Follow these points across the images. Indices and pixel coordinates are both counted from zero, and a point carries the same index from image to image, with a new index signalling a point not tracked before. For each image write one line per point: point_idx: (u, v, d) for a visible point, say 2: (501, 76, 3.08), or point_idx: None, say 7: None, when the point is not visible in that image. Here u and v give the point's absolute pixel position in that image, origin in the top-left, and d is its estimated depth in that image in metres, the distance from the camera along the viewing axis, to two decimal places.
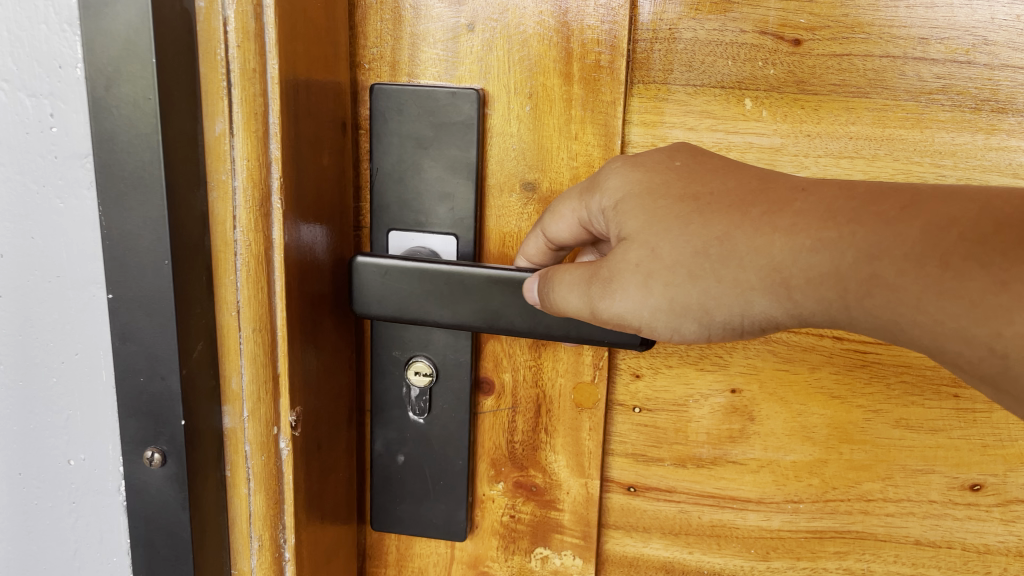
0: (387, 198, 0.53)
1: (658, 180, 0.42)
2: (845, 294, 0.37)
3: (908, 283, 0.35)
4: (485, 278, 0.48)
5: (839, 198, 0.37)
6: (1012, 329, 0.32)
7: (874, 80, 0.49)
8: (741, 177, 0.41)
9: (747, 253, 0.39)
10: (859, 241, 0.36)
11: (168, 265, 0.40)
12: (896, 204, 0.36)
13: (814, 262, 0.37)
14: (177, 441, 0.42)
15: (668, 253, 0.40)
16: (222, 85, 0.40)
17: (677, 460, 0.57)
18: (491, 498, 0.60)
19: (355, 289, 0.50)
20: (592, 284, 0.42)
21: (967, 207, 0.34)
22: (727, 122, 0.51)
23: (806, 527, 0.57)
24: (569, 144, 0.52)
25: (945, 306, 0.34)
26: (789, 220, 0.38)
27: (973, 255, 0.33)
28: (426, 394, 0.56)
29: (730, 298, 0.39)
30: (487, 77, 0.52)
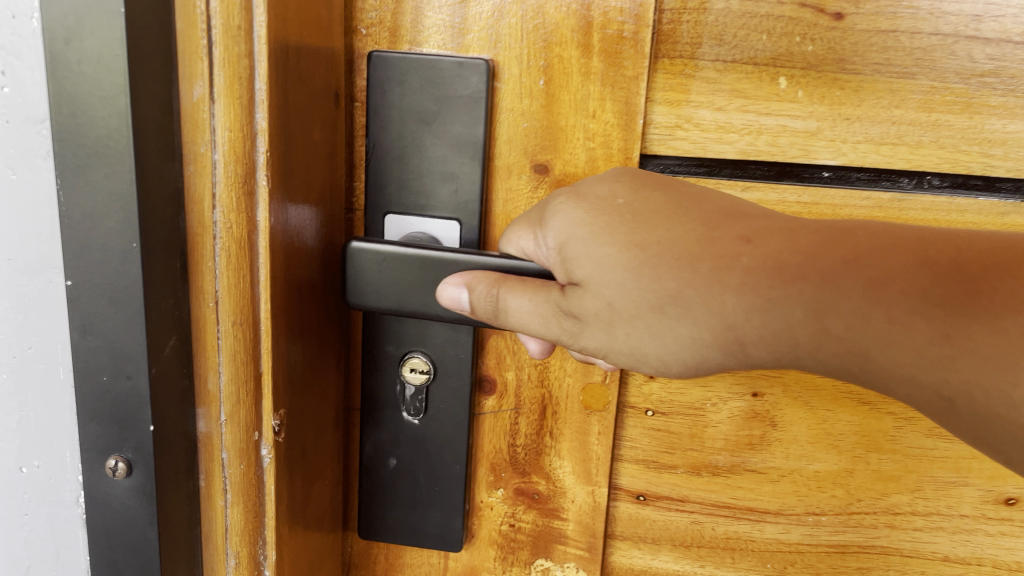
0: (384, 178, 0.49)
1: (601, 222, 0.38)
2: (796, 347, 0.36)
3: (856, 337, 0.34)
4: (495, 267, 0.43)
5: (787, 253, 0.35)
6: (956, 377, 0.33)
7: (921, 59, 0.45)
8: (685, 220, 0.38)
9: (702, 312, 0.36)
10: (806, 299, 0.35)
11: (135, 248, 0.35)
12: (838, 257, 0.35)
13: (766, 322, 0.36)
14: (145, 449, 0.37)
15: (624, 305, 0.37)
16: (202, 44, 0.35)
17: (692, 468, 0.53)
18: (489, 506, 0.55)
19: (348, 280, 0.45)
20: (552, 323, 0.40)
21: (906, 263, 0.34)
22: (759, 102, 0.47)
23: (827, 541, 0.53)
24: (585, 123, 0.47)
25: (894, 355, 0.34)
26: (737, 278, 0.36)
27: (917, 310, 0.33)
28: (422, 393, 0.51)
29: (685, 352, 0.37)
30: (498, 47, 0.47)
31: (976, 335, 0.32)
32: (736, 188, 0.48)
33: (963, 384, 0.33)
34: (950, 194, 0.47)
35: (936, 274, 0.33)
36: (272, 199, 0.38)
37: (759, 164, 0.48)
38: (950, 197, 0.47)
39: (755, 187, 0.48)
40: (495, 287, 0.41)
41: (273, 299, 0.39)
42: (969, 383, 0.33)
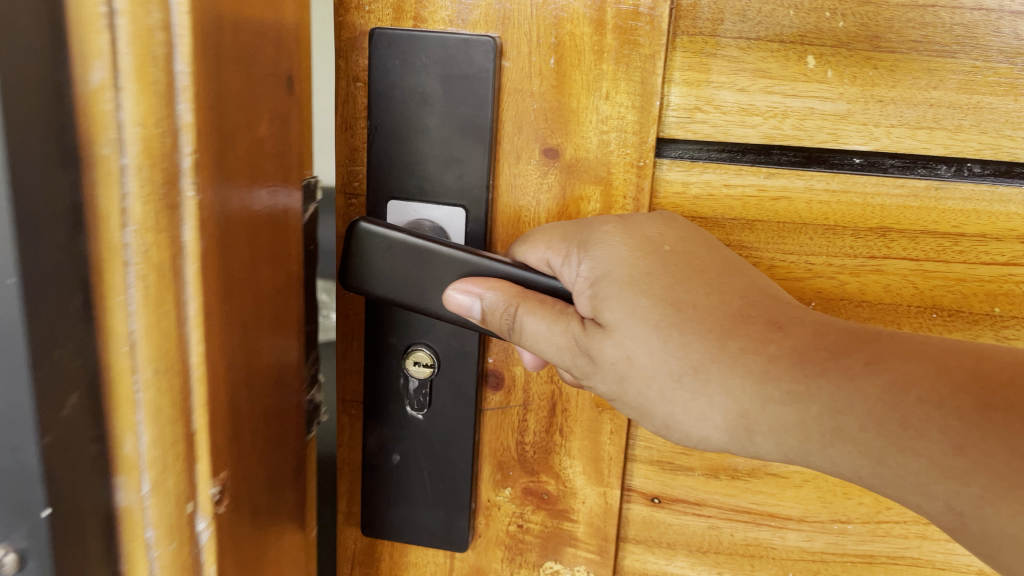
0: (384, 161, 0.46)
1: (641, 267, 0.36)
2: (807, 443, 0.33)
3: (872, 440, 0.32)
4: (505, 275, 0.41)
5: (819, 348, 0.34)
6: (969, 492, 0.29)
7: (962, 37, 0.42)
8: (724, 288, 0.36)
9: (718, 392, 0.35)
10: (826, 397, 0.33)
11: (13, 284, 0.22)
12: (859, 358, 0.33)
13: (781, 414, 0.34)
14: (40, 536, 0.24)
15: (643, 364, 0.36)
16: (100, 13, 0.22)
17: (710, 471, 0.50)
18: (496, 506, 0.53)
19: (351, 259, 0.43)
20: (566, 356, 0.38)
21: (926, 367, 0.31)
22: (785, 83, 0.44)
23: (853, 551, 0.50)
24: (599, 105, 0.45)
25: (907, 463, 0.31)
26: (762, 364, 0.34)
27: (931, 418, 0.30)
28: (426, 387, 0.49)
29: (691, 425, 0.36)
30: (506, 24, 0.45)
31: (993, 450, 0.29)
32: (758, 174, 0.45)
33: (976, 501, 0.29)
34: (991, 183, 0.43)
35: (956, 384, 0.31)
36: (203, 212, 0.26)
37: (784, 149, 0.45)
38: (992, 185, 0.43)
39: (779, 174, 0.45)
40: (513, 304, 0.39)
41: (207, 338, 0.28)
42: (981, 498, 0.29)
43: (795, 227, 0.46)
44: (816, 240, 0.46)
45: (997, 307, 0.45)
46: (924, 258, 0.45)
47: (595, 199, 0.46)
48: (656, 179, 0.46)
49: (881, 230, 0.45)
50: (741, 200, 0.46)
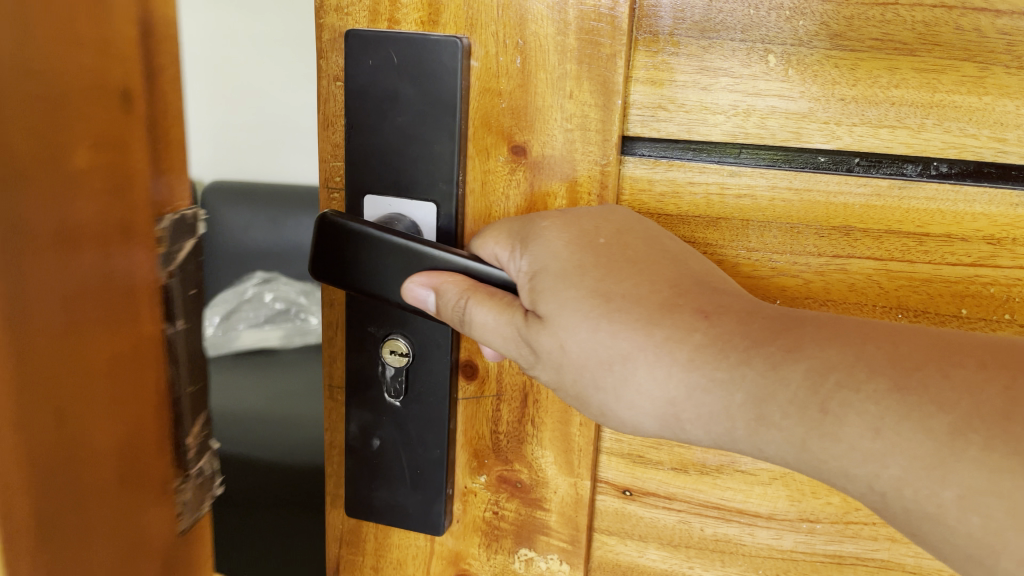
0: (359, 157, 0.49)
1: (575, 260, 0.37)
2: (733, 431, 0.34)
3: (792, 426, 0.32)
4: (462, 267, 0.42)
5: (743, 335, 0.33)
6: (889, 473, 0.29)
7: (923, 34, 0.41)
8: (656, 277, 0.36)
9: (646, 381, 0.35)
10: (748, 384, 0.33)
11: None
12: (782, 345, 0.32)
13: (706, 401, 0.34)
14: None
15: (576, 354, 0.36)
16: None
17: (678, 466, 0.51)
18: (473, 492, 0.54)
19: (320, 247, 0.45)
20: (512, 346, 0.40)
21: (845, 351, 0.31)
22: (746, 81, 0.44)
23: (822, 551, 0.50)
24: (563, 103, 0.46)
25: (828, 447, 0.31)
26: (687, 353, 0.34)
27: (851, 404, 0.30)
28: (402, 374, 0.51)
29: (623, 413, 0.36)
30: (474, 25, 0.46)
31: (909, 430, 0.29)
32: (721, 172, 0.46)
33: (896, 481, 0.29)
34: (957, 182, 0.43)
35: (873, 369, 0.30)
36: None
37: (749, 148, 0.45)
38: (957, 186, 0.43)
39: (741, 172, 0.45)
40: (463, 296, 0.41)
41: None
42: (899, 479, 0.29)
43: (760, 225, 0.46)
44: (780, 238, 0.46)
45: (964, 309, 0.44)
46: (889, 258, 0.44)
47: (561, 196, 0.47)
48: (622, 176, 0.47)
49: (845, 229, 0.45)
50: (705, 198, 0.46)
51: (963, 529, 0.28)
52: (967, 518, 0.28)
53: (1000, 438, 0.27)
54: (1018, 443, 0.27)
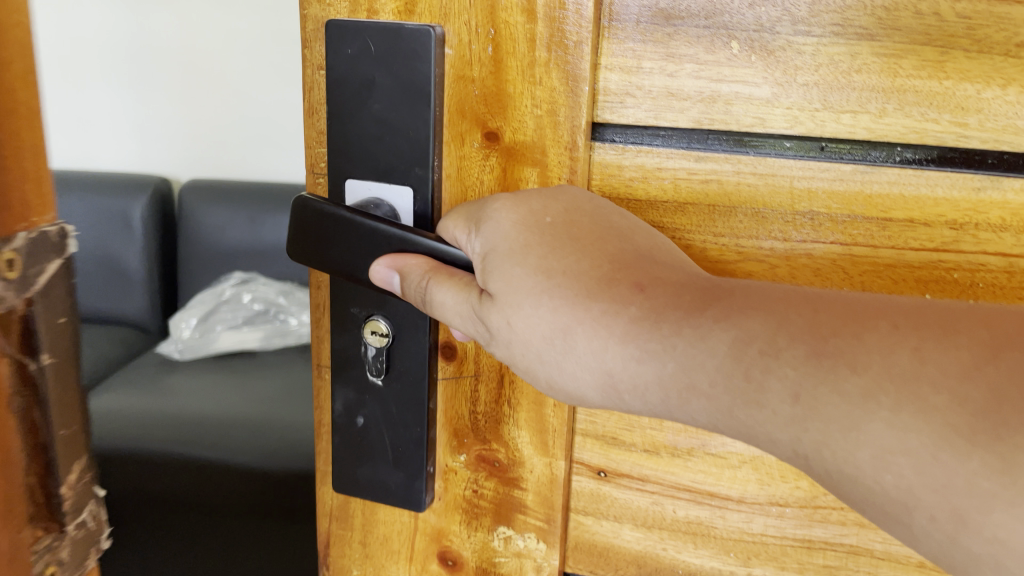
0: (340, 143, 0.50)
1: (521, 239, 0.39)
2: (669, 400, 0.35)
3: (719, 395, 0.33)
4: (428, 249, 0.45)
5: (679, 307, 0.35)
6: (807, 436, 0.31)
7: (884, 19, 0.41)
8: (598, 253, 0.38)
9: (586, 353, 0.37)
10: (679, 354, 0.34)
11: None
12: (711, 315, 0.34)
13: (641, 372, 0.35)
14: None
15: (521, 329, 0.38)
16: None
17: (650, 448, 0.52)
18: (453, 471, 0.56)
19: (299, 229, 0.48)
20: (469, 324, 0.41)
21: (768, 321, 0.32)
22: (711, 68, 0.45)
23: (792, 534, 0.50)
24: (533, 90, 0.47)
25: (751, 413, 0.32)
26: (623, 326, 0.36)
27: (770, 369, 0.32)
28: (383, 354, 0.53)
29: (567, 385, 0.38)
30: (448, 15, 0.48)
31: (825, 393, 0.30)
32: (688, 158, 0.46)
33: (815, 444, 0.31)
34: (919, 168, 0.43)
35: (794, 336, 0.31)
36: None
37: (717, 134, 0.46)
38: (919, 171, 0.43)
39: (707, 158, 0.46)
40: (426, 278, 0.43)
41: None
42: (817, 441, 0.30)
43: (726, 209, 0.46)
44: (746, 223, 0.46)
45: (929, 294, 0.44)
46: (853, 243, 0.45)
47: (532, 181, 0.49)
48: (592, 162, 0.48)
49: (810, 214, 0.45)
50: (672, 183, 0.47)
51: (877, 487, 0.29)
52: (881, 477, 0.29)
53: (907, 397, 0.28)
54: (922, 404, 0.28)
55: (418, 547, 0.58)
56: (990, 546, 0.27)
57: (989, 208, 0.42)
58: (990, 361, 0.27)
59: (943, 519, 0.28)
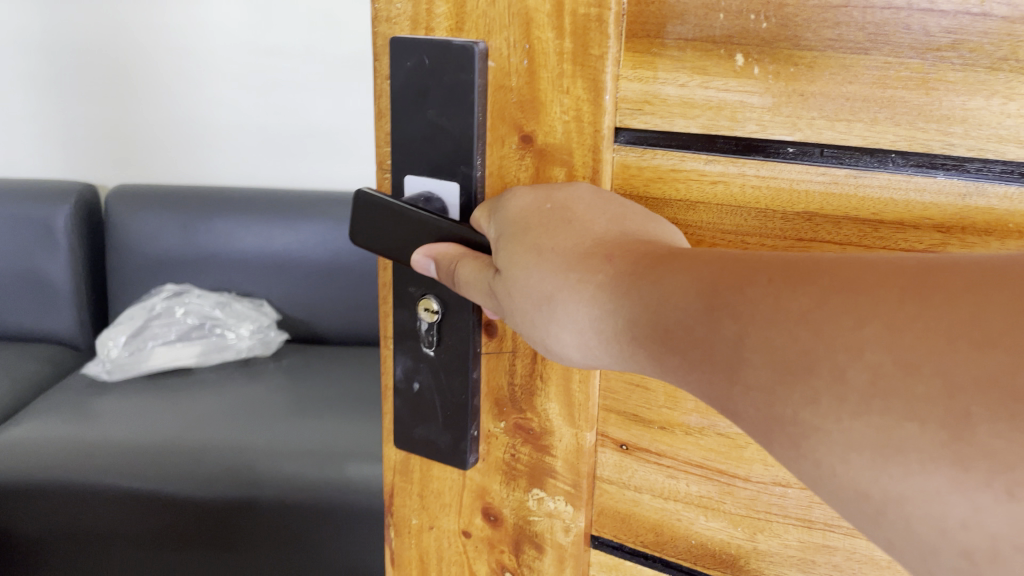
0: (401, 144, 0.58)
1: (526, 223, 0.48)
2: (621, 352, 0.42)
3: (647, 344, 0.40)
4: (461, 236, 0.52)
5: (630, 272, 0.42)
6: (704, 376, 0.38)
7: (875, 34, 0.44)
8: (581, 234, 0.45)
9: (562, 316, 0.44)
10: (620, 311, 0.42)
11: None
12: (649, 279, 0.41)
13: (600, 328, 0.43)
14: None
15: (519, 297, 0.46)
16: None
17: (665, 425, 0.56)
18: (495, 436, 0.63)
19: (356, 215, 0.57)
20: (489, 300, 0.49)
21: (683, 281, 0.39)
22: (718, 79, 0.49)
23: (794, 514, 0.54)
24: (561, 98, 0.53)
25: (667, 359, 0.40)
26: (589, 292, 0.43)
27: (681, 321, 0.39)
28: (434, 328, 0.60)
29: (553, 345, 0.46)
30: (491, 31, 0.54)
31: (714, 340, 0.37)
32: (698, 161, 0.51)
33: (709, 384, 0.38)
34: (910, 174, 0.45)
35: (699, 291, 0.38)
36: None
37: (723, 139, 0.50)
38: (909, 177, 0.45)
39: (716, 160, 0.50)
40: (454, 264, 0.51)
41: None
42: (709, 381, 0.38)
43: (732, 208, 0.51)
44: (750, 221, 0.50)
45: None
46: (848, 243, 0.48)
47: (561, 179, 0.54)
48: (615, 163, 0.53)
49: (808, 215, 0.49)
50: (685, 184, 0.52)
51: (747, 418, 0.36)
52: (747, 409, 0.36)
53: (764, 340, 0.35)
54: (774, 346, 0.34)
55: (466, 502, 0.66)
56: (815, 467, 0.33)
57: (976, 213, 0.44)
58: (819, 306, 0.33)
59: (787, 445, 0.34)
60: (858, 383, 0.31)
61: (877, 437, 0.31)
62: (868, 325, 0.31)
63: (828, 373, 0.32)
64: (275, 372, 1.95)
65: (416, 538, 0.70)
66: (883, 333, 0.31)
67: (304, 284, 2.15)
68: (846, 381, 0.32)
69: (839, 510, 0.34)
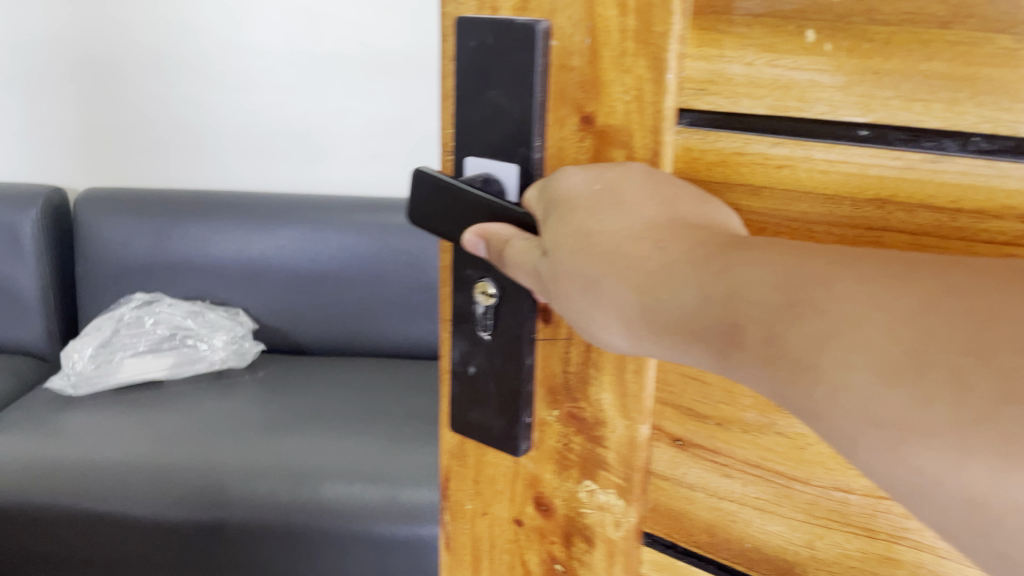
0: (465, 125, 0.59)
1: (575, 206, 0.47)
2: (677, 343, 0.40)
3: (713, 337, 0.38)
4: (513, 217, 0.52)
5: (690, 260, 0.40)
6: (778, 373, 0.35)
7: (958, 6, 0.41)
8: (631, 217, 0.44)
9: (612, 301, 0.43)
10: (680, 300, 0.40)
11: None
12: (712, 269, 0.39)
13: (652, 315, 0.41)
14: None
15: (565, 280, 0.45)
16: None
17: (722, 422, 0.54)
18: (548, 424, 0.62)
19: (414, 194, 0.57)
20: (534, 282, 0.48)
21: (758, 273, 0.37)
22: (787, 56, 0.46)
23: (855, 522, 0.50)
24: (622, 78, 0.52)
25: (737, 354, 0.37)
26: (641, 277, 0.42)
27: (755, 315, 0.36)
28: (490, 312, 0.60)
29: (599, 331, 0.44)
30: (555, 9, 0.53)
31: (792, 336, 0.35)
32: (763, 143, 0.48)
33: (782, 381, 0.35)
34: (991, 158, 0.42)
35: (777, 285, 0.36)
36: None
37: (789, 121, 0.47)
38: (990, 162, 0.42)
39: (783, 143, 0.48)
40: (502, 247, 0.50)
41: None
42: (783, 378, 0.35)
43: (797, 195, 0.48)
44: (816, 208, 0.48)
45: None
46: (921, 233, 0.45)
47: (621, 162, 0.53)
48: (677, 146, 0.52)
49: (879, 202, 0.45)
50: (749, 168, 0.49)
51: (827, 420, 0.34)
52: (830, 411, 0.33)
53: (857, 338, 0.32)
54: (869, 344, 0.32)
55: (518, 490, 0.65)
56: (918, 476, 0.31)
57: None
58: (927, 308, 0.31)
59: (879, 449, 0.32)
60: (981, 387, 0.29)
61: (1000, 444, 0.29)
62: (993, 329, 0.29)
63: (945, 377, 0.30)
64: (247, 390, 1.92)
65: (470, 522, 0.69)
66: (1016, 335, 0.29)
67: (316, 297, 2.18)
68: (966, 385, 0.29)
69: (938, 521, 0.32)
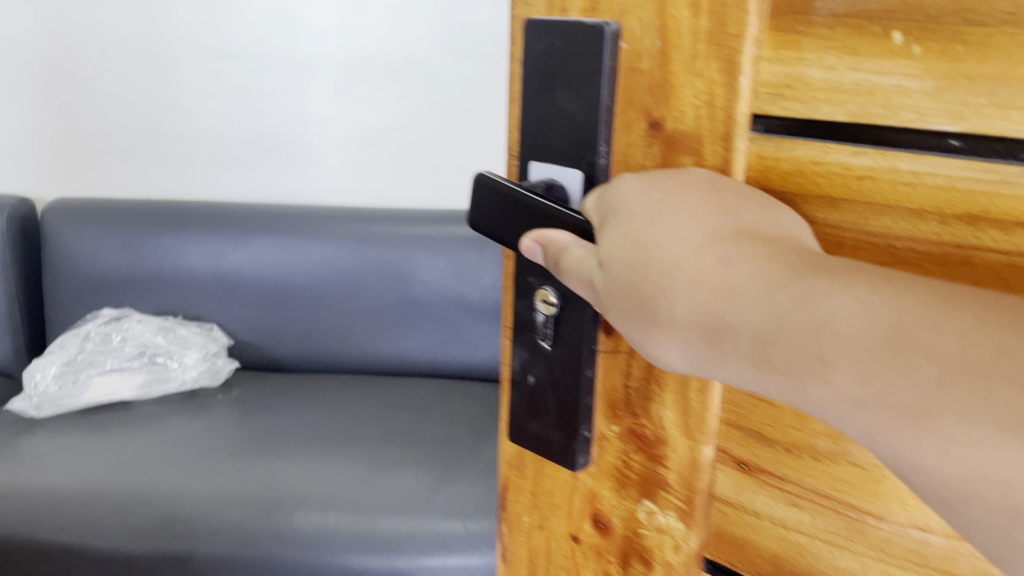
0: (531, 129, 0.58)
1: (636, 215, 0.44)
2: (748, 371, 0.38)
3: (793, 370, 0.36)
4: (572, 224, 0.50)
5: (765, 280, 0.38)
6: (878, 418, 0.33)
7: None
8: (695, 229, 0.42)
9: (679, 320, 0.40)
10: (757, 326, 0.37)
11: None
12: (790, 295, 0.36)
13: (723, 339, 0.39)
14: None
15: (624, 293, 0.43)
16: None
17: (790, 447, 0.51)
18: (608, 439, 0.60)
19: (476, 199, 0.57)
20: (591, 293, 0.46)
21: (851, 305, 0.34)
22: (870, 60, 0.43)
23: (933, 563, 0.46)
24: (693, 82, 0.49)
25: (823, 392, 0.35)
26: (708, 294, 0.39)
27: (846, 351, 0.34)
28: (551, 321, 0.59)
29: (660, 348, 0.42)
30: (625, 10, 0.51)
31: (895, 381, 0.32)
32: (843, 152, 0.45)
33: (885, 428, 0.33)
34: None
35: (871, 320, 0.33)
36: None
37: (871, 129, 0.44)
38: None
39: (864, 152, 0.44)
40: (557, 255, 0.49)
41: None
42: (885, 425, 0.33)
43: (880, 208, 0.45)
44: (900, 223, 0.44)
45: None
46: (1017, 253, 0.40)
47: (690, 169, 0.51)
48: (751, 154, 0.49)
49: (970, 218, 0.42)
50: (827, 179, 0.46)
51: (938, 475, 0.32)
52: (944, 465, 0.31)
53: (981, 390, 0.30)
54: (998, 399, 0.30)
55: (576, 505, 0.63)
56: None
57: None
58: None
59: (999, 511, 0.30)
60: None
61: None
62: None
63: None
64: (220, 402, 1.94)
65: (528, 535, 0.68)
66: None
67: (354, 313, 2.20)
68: None
69: None
